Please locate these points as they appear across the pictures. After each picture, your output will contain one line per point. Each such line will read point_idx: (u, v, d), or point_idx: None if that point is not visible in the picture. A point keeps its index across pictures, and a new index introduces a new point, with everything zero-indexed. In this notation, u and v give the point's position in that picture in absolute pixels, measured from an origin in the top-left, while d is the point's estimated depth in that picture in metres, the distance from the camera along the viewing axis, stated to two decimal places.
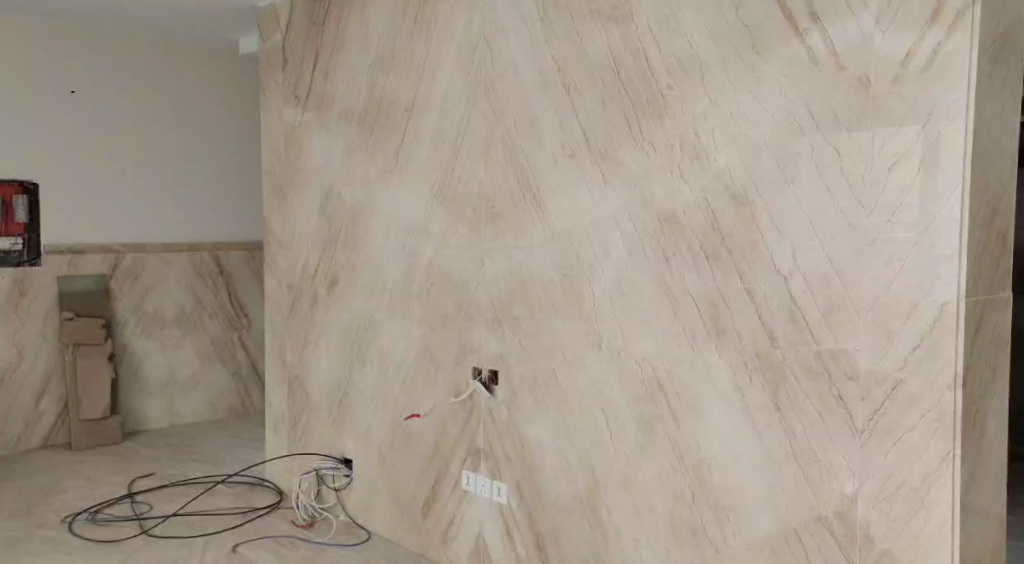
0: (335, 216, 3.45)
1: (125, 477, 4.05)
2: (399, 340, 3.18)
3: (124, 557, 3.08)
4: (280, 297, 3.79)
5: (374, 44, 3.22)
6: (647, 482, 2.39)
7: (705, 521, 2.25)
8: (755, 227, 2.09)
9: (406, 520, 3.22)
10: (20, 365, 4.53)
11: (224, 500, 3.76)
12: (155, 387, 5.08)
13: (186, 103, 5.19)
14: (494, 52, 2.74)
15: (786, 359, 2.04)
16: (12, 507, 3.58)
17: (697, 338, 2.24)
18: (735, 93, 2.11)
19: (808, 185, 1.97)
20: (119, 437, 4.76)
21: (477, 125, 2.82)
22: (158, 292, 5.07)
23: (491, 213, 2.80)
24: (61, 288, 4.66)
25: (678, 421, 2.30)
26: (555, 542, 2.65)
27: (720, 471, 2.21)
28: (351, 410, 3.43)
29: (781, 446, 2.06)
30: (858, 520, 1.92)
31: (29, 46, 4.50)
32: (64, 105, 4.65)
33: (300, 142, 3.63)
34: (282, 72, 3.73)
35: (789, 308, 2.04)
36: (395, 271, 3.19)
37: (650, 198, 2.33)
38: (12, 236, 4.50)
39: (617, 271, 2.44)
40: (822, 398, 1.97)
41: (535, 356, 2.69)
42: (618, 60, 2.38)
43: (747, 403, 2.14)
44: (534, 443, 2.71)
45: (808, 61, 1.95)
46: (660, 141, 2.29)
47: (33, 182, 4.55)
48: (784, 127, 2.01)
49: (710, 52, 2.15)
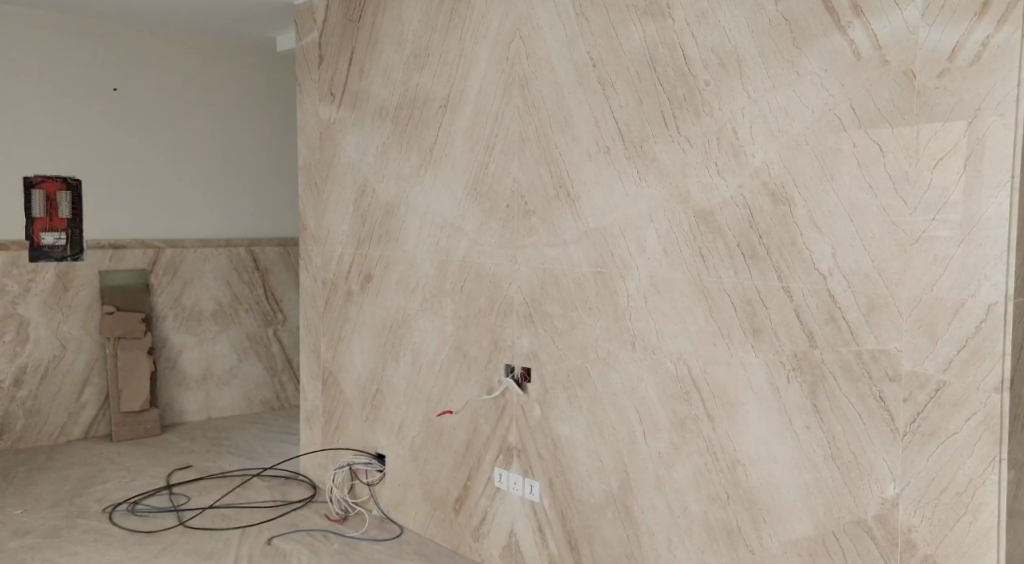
0: (369, 212, 3.48)
1: (163, 468, 4.14)
2: (432, 337, 3.20)
3: (162, 547, 3.14)
4: (316, 293, 3.83)
5: (408, 41, 3.22)
6: (682, 483, 2.36)
7: (741, 522, 2.22)
8: (795, 225, 2.05)
9: (438, 516, 3.23)
10: (63, 357, 4.64)
11: (260, 493, 3.81)
12: (192, 380, 5.18)
13: (223, 100, 5.27)
14: (529, 48, 2.73)
15: (825, 359, 2.00)
16: (56, 496, 3.68)
17: (734, 338, 2.21)
18: (775, 88, 2.07)
19: (849, 181, 1.93)
20: (158, 429, 4.85)
21: (511, 121, 2.81)
22: (196, 287, 5.16)
23: (524, 210, 2.79)
24: (103, 282, 4.77)
25: (713, 422, 2.27)
26: (588, 541, 2.64)
27: (757, 473, 2.17)
28: (384, 405, 3.45)
29: (819, 447, 2.03)
30: (900, 525, 1.87)
31: (72, 44, 4.62)
32: (106, 102, 4.76)
33: (335, 138, 3.66)
34: (318, 69, 3.76)
35: (828, 308, 2.00)
36: (428, 267, 3.20)
37: (687, 195, 2.30)
38: (56, 232, 4.61)
39: (652, 269, 2.41)
40: (863, 400, 1.93)
41: (568, 354, 2.68)
42: (655, 55, 2.35)
43: (783, 404, 2.10)
44: (567, 441, 2.70)
45: (850, 56, 1.91)
46: (697, 137, 2.26)
47: (76, 178, 4.68)
48: (824, 122, 1.97)
49: (749, 47, 2.11)
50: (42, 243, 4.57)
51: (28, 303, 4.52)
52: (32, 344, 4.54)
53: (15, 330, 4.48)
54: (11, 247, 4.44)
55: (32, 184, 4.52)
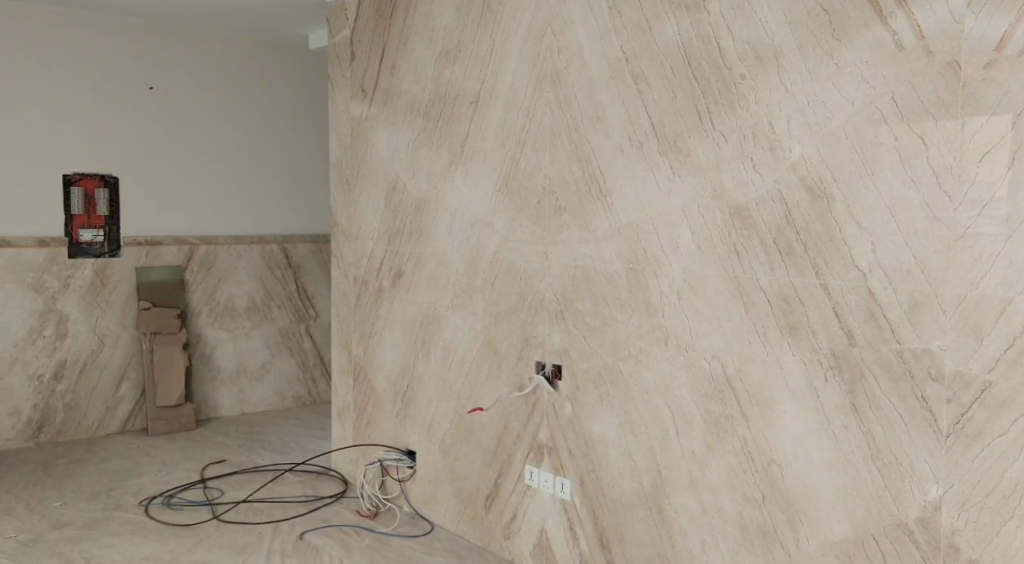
0: (400, 209, 3.48)
1: (197, 463, 4.20)
2: (463, 334, 3.19)
3: (197, 540, 3.18)
4: (347, 290, 3.84)
5: (440, 37, 3.22)
6: (716, 482, 2.33)
7: (776, 523, 2.18)
8: (834, 221, 2.00)
9: (469, 513, 3.23)
10: (101, 352, 4.72)
11: (292, 488, 3.84)
12: (226, 375, 5.24)
13: (257, 98, 5.33)
14: (561, 43, 2.70)
15: (865, 359, 1.95)
16: (93, 489, 3.75)
17: (770, 336, 2.17)
18: (813, 81, 2.02)
19: (891, 176, 1.88)
20: (193, 423, 4.92)
21: (543, 117, 2.79)
22: (229, 283, 5.22)
23: (556, 206, 2.77)
24: (139, 278, 4.84)
25: (748, 421, 2.23)
26: (620, 540, 2.61)
27: (793, 474, 2.13)
28: (415, 401, 3.46)
29: (858, 448, 1.98)
30: (943, 528, 1.82)
31: (111, 42, 4.70)
32: (143, 100, 4.84)
33: (367, 135, 3.67)
34: (349, 66, 3.77)
35: (868, 307, 1.94)
36: (459, 263, 3.19)
37: (721, 191, 2.26)
38: (94, 229, 4.69)
39: (685, 267, 2.37)
40: (904, 400, 1.88)
41: (600, 351, 2.65)
42: (689, 48, 2.31)
43: (820, 405, 2.05)
44: (599, 440, 2.67)
45: (892, 47, 1.85)
46: (732, 131, 2.22)
47: (114, 175, 4.76)
48: (865, 116, 1.92)
49: (787, 39, 2.06)
50: (81, 240, 4.65)
51: (67, 298, 4.60)
52: (71, 339, 4.62)
53: (55, 325, 4.56)
54: (52, 244, 4.52)
55: (71, 181, 4.60)
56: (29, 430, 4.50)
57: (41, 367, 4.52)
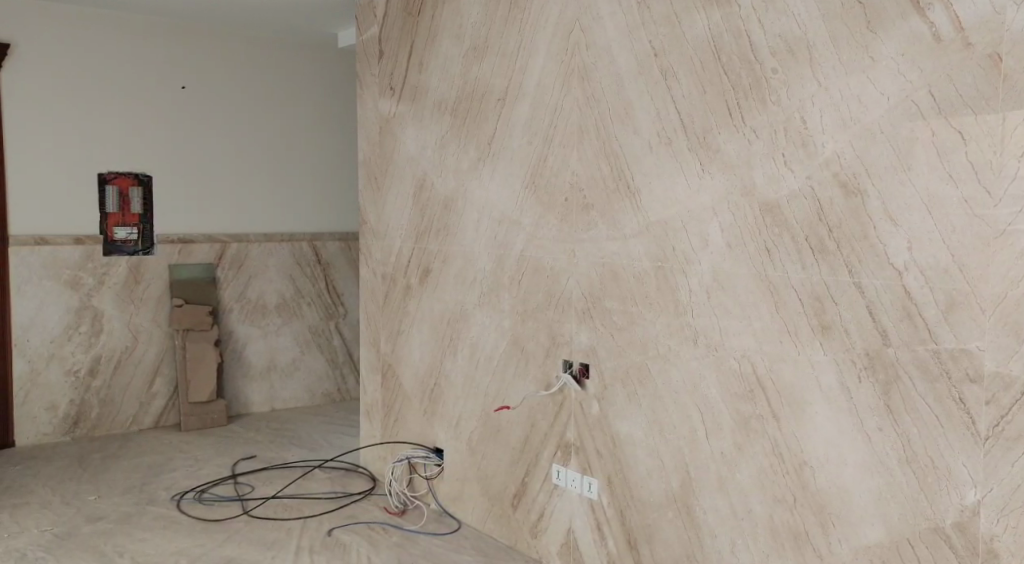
0: (427, 207, 3.49)
1: (228, 458, 4.25)
2: (489, 331, 3.19)
3: (227, 535, 3.23)
4: (375, 287, 3.86)
5: (467, 34, 3.21)
6: (745, 483, 2.29)
7: (808, 526, 2.14)
8: (868, 218, 1.96)
9: (496, 512, 3.23)
10: (135, 348, 4.81)
11: (321, 484, 3.88)
12: (257, 371, 5.30)
13: (286, 97, 5.39)
14: (589, 39, 2.68)
15: (900, 359, 1.91)
16: (128, 483, 3.82)
17: (801, 335, 2.13)
18: (847, 76, 1.97)
19: (928, 172, 1.83)
20: (224, 419, 4.98)
21: (570, 113, 2.77)
22: (259, 280, 5.29)
23: (583, 204, 2.76)
24: (172, 275, 4.92)
25: (779, 422, 2.20)
26: (648, 540, 2.59)
27: (824, 475, 2.09)
28: (442, 399, 3.46)
29: (893, 450, 1.93)
30: (981, 534, 1.77)
31: (145, 42, 4.78)
32: (175, 99, 4.92)
33: (394, 133, 3.68)
34: (377, 64, 3.79)
35: (903, 305, 1.89)
36: (485, 261, 3.19)
37: (752, 188, 2.22)
38: (128, 227, 4.78)
39: (714, 264, 2.34)
40: (940, 401, 1.83)
41: (628, 350, 2.63)
42: (719, 43, 2.28)
43: (854, 405, 2.01)
44: (626, 439, 2.65)
45: (929, 40, 1.80)
46: (763, 127, 2.18)
47: (147, 174, 4.84)
48: (900, 110, 1.87)
49: (820, 31, 2.02)
50: (115, 237, 4.73)
51: (102, 295, 4.68)
52: (106, 336, 4.70)
53: (91, 321, 4.64)
54: (87, 241, 4.61)
55: (105, 180, 4.69)
56: (65, 425, 4.60)
57: (78, 363, 4.61)
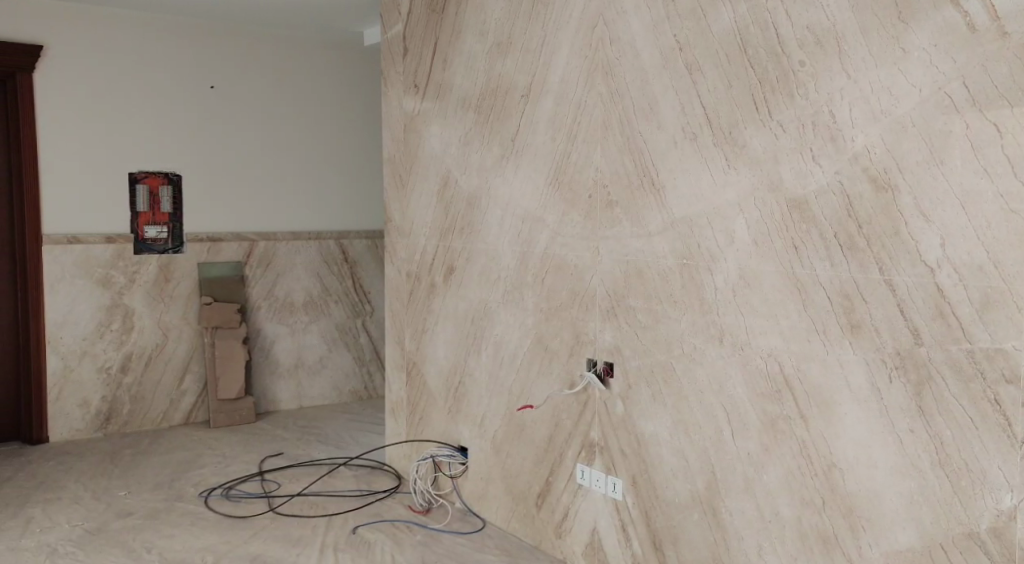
0: (450, 205, 3.49)
1: (256, 455, 4.31)
2: (514, 330, 3.17)
3: (253, 532, 3.26)
4: (400, 285, 3.87)
5: (491, 30, 3.20)
6: (773, 485, 2.25)
7: (837, 530, 2.09)
8: (899, 214, 1.90)
9: (521, 511, 3.22)
10: (165, 346, 4.88)
11: (347, 482, 3.91)
12: (285, 368, 5.36)
13: (313, 95, 5.43)
14: (613, 34, 2.65)
15: (933, 359, 1.85)
16: (158, 479, 3.89)
17: (829, 334, 2.08)
18: (876, 67, 1.92)
19: (961, 165, 1.77)
20: (253, 416, 5.04)
21: (593, 109, 2.75)
22: (287, 277, 5.34)
23: (607, 201, 2.73)
24: (202, 273, 4.99)
25: (807, 422, 2.15)
26: (673, 542, 2.57)
27: (854, 478, 2.04)
28: (466, 397, 3.46)
29: (926, 452, 1.88)
30: (1017, 540, 1.72)
31: (175, 43, 4.85)
32: (204, 99, 4.99)
33: (419, 130, 3.68)
34: (402, 62, 3.79)
35: (936, 303, 1.84)
36: (509, 259, 3.18)
37: (779, 183, 2.18)
38: (159, 226, 4.85)
39: (740, 262, 2.30)
40: (974, 403, 1.78)
41: (653, 349, 2.60)
42: (746, 36, 2.23)
43: (884, 405, 1.96)
44: (651, 439, 2.63)
45: (962, 29, 1.74)
46: (790, 121, 2.13)
47: (177, 174, 4.91)
48: (933, 102, 1.81)
49: (849, 22, 1.96)
50: (146, 236, 4.82)
51: (133, 293, 4.77)
52: (137, 333, 4.79)
53: (122, 319, 4.73)
54: (118, 240, 4.69)
55: (136, 180, 4.77)
56: (97, 421, 4.69)
57: (109, 360, 4.70)
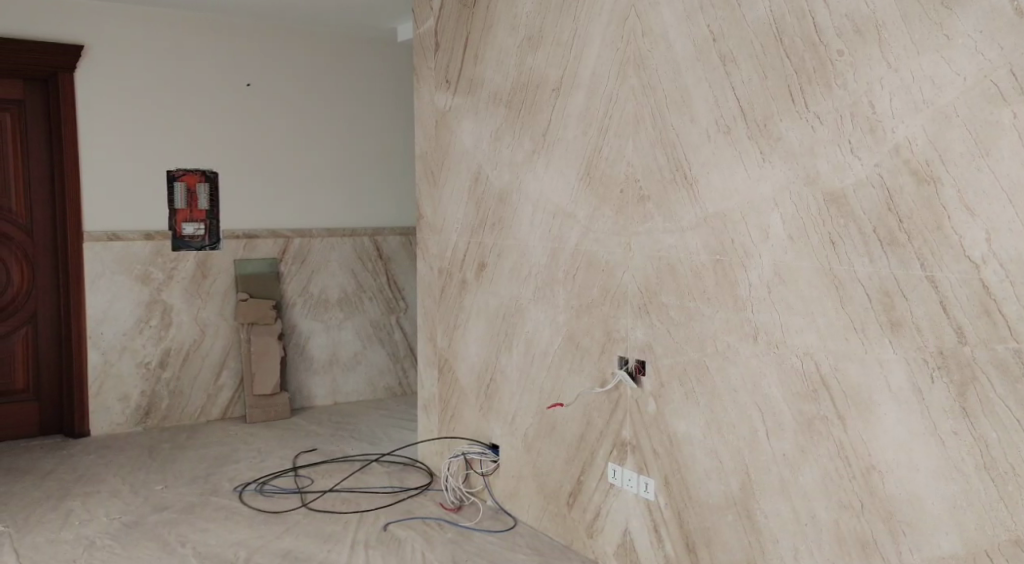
0: (482, 201, 3.48)
1: (291, 451, 4.36)
2: (545, 327, 3.15)
3: (285, 527, 3.31)
4: (431, 281, 3.87)
5: (522, 23, 3.17)
6: (809, 487, 2.19)
7: (877, 534, 2.03)
8: (941, 208, 1.83)
9: (552, 510, 3.20)
10: (203, 341, 4.98)
11: (379, 478, 3.94)
12: (321, 364, 5.42)
13: (347, 92, 5.47)
14: (645, 25, 2.60)
15: (977, 358, 1.78)
16: (195, 473, 3.97)
17: (868, 333, 2.01)
18: (918, 55, 1.84)
19: (1009, 156, 1.69)
20: (288, 411, 5.11)
21: (626, 103, 2.70)
22: (322, 273, 5.40)
23: (639, 196, 2.69)
24: (238, 270, 5.06)
25: (845, 422, 2.09)
26: (706, 544, 2.52)
27: (894, 480, 1.98)
28: (497, 394, 3.45)
29: (970, 455, 1.81)
30: None
31: (212, 41, 4.93)
32: (240, 98, 5.06)
33: (450, 126, 3.67)
34: (434, 57, 3.77)
35: (981, 301, 1.76)
36: (540, 255, 3.15)
37: (816, 176, 2.11)
38: (196, 223, 4.94)
39: (776, 258, 2.24)
40: (1021, 403, 1.70)
41: (685, 347, 2.55)
42: (782, 25, 2.17)
43: (926, 406, 1.89)
44: (683, 439, 2.58)
45: (1011, 14, 1.66)
46: (827, 112, 2.06)
47: (213, 171, 4.99)
48: (980, 91, 1.73)
49: (889, 8, 1.89)
50: (183, 233, 4.91)
51: (172, 289, 4.87)
52: (175, 329, 4.88)
53: (161, 315, 4.83)
54: (156, 238, 4.79)
55: (174, 178, 4.86)
56: (138, 415, 4.81)
57: (149, 356, 4.81)
